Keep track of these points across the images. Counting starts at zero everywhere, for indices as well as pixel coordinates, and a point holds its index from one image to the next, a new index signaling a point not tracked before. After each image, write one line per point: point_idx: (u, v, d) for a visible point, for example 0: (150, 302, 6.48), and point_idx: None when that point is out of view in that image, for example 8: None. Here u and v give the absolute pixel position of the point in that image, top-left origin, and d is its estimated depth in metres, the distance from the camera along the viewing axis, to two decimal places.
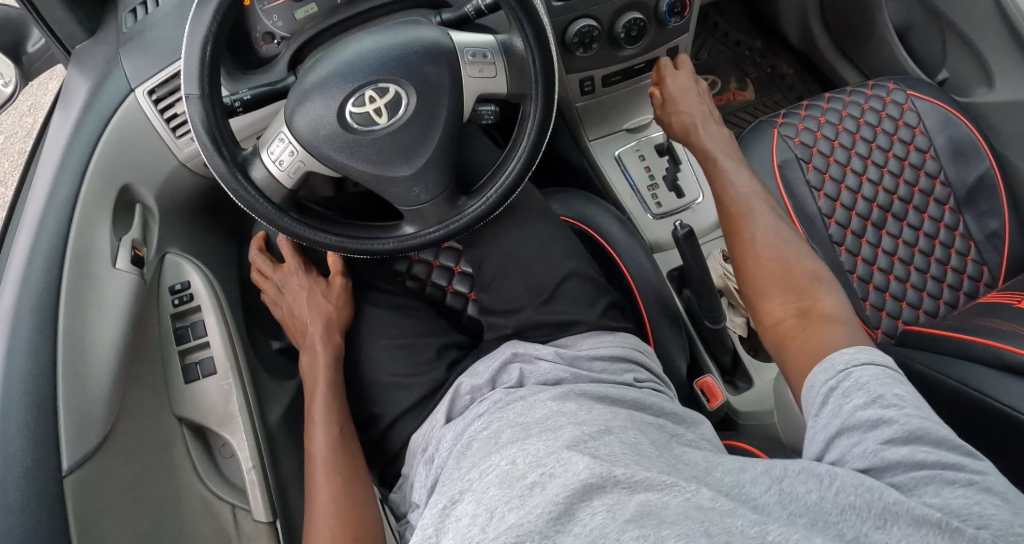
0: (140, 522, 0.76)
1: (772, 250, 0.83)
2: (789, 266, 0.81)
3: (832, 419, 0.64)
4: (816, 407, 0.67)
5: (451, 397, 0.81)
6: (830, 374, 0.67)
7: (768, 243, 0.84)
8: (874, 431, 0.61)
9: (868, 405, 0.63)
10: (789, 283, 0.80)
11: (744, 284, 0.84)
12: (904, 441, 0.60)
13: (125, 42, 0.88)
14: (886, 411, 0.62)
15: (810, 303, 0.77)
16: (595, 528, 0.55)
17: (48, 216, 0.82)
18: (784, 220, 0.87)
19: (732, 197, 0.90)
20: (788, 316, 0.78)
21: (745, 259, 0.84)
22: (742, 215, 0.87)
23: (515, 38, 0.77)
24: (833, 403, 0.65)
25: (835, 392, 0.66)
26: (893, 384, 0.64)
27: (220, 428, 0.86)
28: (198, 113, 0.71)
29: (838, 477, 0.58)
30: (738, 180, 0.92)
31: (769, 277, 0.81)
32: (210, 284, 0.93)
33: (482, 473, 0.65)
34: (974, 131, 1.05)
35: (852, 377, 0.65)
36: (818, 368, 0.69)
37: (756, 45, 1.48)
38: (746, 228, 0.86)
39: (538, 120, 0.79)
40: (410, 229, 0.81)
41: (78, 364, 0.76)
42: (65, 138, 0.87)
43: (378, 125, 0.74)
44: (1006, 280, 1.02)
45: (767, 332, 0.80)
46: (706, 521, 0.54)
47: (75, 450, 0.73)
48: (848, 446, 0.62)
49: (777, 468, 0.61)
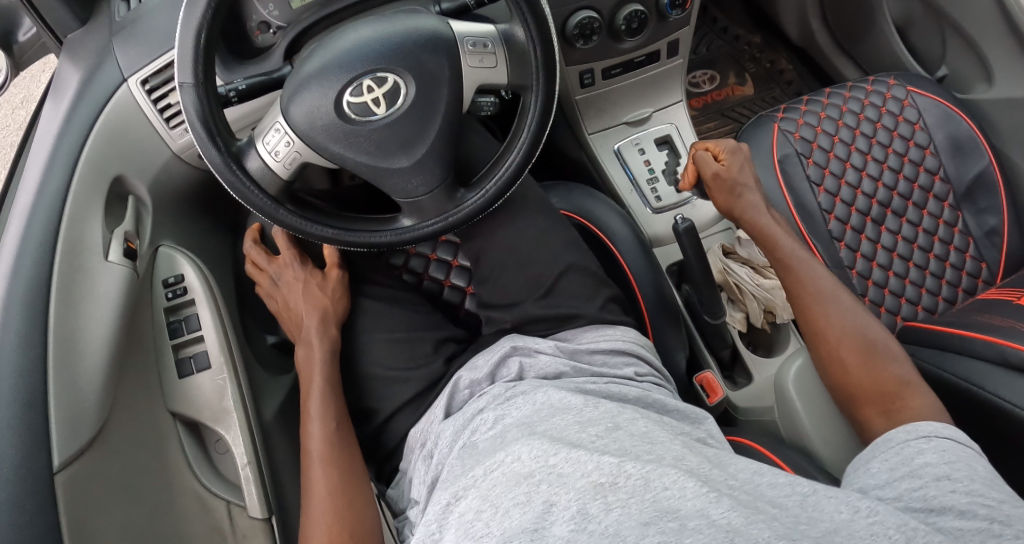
0: (132, 519, 0.75)
1: (857, 355, 0.81)
2: (877, 373, 0.80)
3: (899, 465, 0.68)
4: (888, 453, 0.70)
5: (450, 391, 0.80)
6: (913, 435, 0.71)
7: (853, 345, 0.82)
8: (938, 482, 0.64)
9: (940, 462, 0.66)
10: (880, 391, 0.79)
11: (830, 386, 0.83)
12: (964, 493, 0.62)
13: (118, 32, 0.87)
14: (955, 470, 0.65)
15: (899, 406, 0.77)
16: (611, 527, 0.55)
17: (39, 207, 0.80)
18: (858, 308, 0.85)
19: (809, 293, 0.86)
20: (880, 424, 0.78)
21: (831, 363, 0.82)
22: (819, 311, 0.85)
23: (515, 28, 0.75)
24: (904, 453, 0.69)
25: (908, 447, 0.70)
26: (968, 457, 0.67)
27: (214, 423, 0.85)
28: (192, 102, 0.70)
29: (878, 513, 0.58)
30: (810, 272, 0.88)
31: (859, 387, 0.80)
32: (204, 277, 0.92)
33: (487, 469, 0.64)
34: (975, 128, 1.05)
35: (930, 442, 0.69)
36: (901, 428, 0.72)
37: (755, 39, 1.47)
38: (827, 328, 0.83)
39: (539, 112, 0.78)
40: (408, 222, 0.80)
41: (70, 358, 0.74)
42: (56, 130, 0.85)
43: (376, 115, 0.73)
44: (1004, 277, 1.02)
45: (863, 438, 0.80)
46: (730, 529, 0.54)
47: (66, 447, 0.71)
48: (909, 488, 0.65)
49: (804, 486, 0.61)
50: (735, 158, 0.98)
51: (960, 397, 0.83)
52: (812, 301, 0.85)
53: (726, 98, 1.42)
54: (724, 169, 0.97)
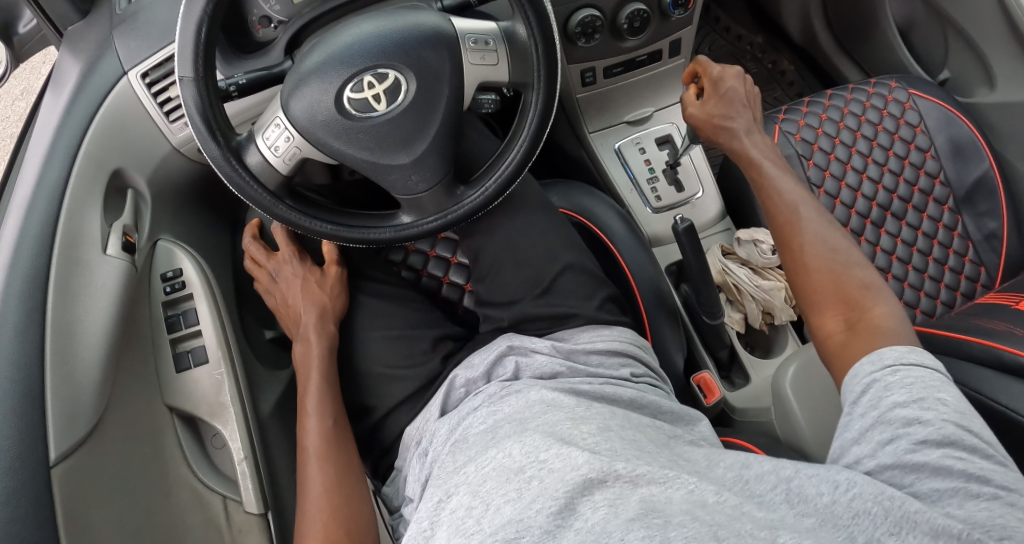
0: (128, 512, 0.75)
1: (822, 262, 0.79)
2: (839, 280, 0.78)
3: (869, 410, 0.65)
4: (855, 393, 0.68)
5: (446, 390, 0.80)
6: (877, 367, 0.68)
7: (818, 255, 0.80)
8: (909, 431, 0.62)
9: (908, 402, 0.64)
10: (842, 298, 0.77)
11: (795, 296, 0.81)
12: (936, 444, 0.61)
13: (118, 24, 0.87)
14: (924, 412, 0.63)
15: (860, 314, 0.75)
16: (597, 525, 0.55)
17: (37, 200, 0.80)
18: (833, 225, 0.83)
19: (784, 202, 0.85)
20: (837, 331, 0.75)
21: (796, 272, 0.81)
22: (790, 224, 0.83)
23: (518, 25, 0.75)
24: (873, 394, 0.66)
25: (875, 385, 0.67)
26: (936, 389, 0.65)
27: (211, 418, 0.85)
28: (192, 96, 0.70)
29: (856, 485, 0.58)
30: (784, 187, 0.86)
31: (820, 295, 0.78)
32: (201, 270, 0.91)
33: (478, 464, 0.64)
34: (975, 132, 1.05)
35: (896, 375, 0.66)
36: (866, 359, 0.70)
37: (757, 40, 1.47)
38: (796, 238, 0.82)
39: (539, 111, 0.77)
40: (406, 219, 0.80)
41: (67, 352, 0.74)
42: (55, 121, 0.85)
43: (376, 112, 0.73)
44: (1003, 281, 1.02)
45: (818, 346, 0.78)
46: (713, 524, 0.54)
47: (63, 441, 0.71)
48: (881, 441, 0.63)
49: (788, 468, 0.61)
50: (715, 89, 0.96)
51: None
52: (787, 214, 0.84)
53: None
54: (705, 108, 0.96)
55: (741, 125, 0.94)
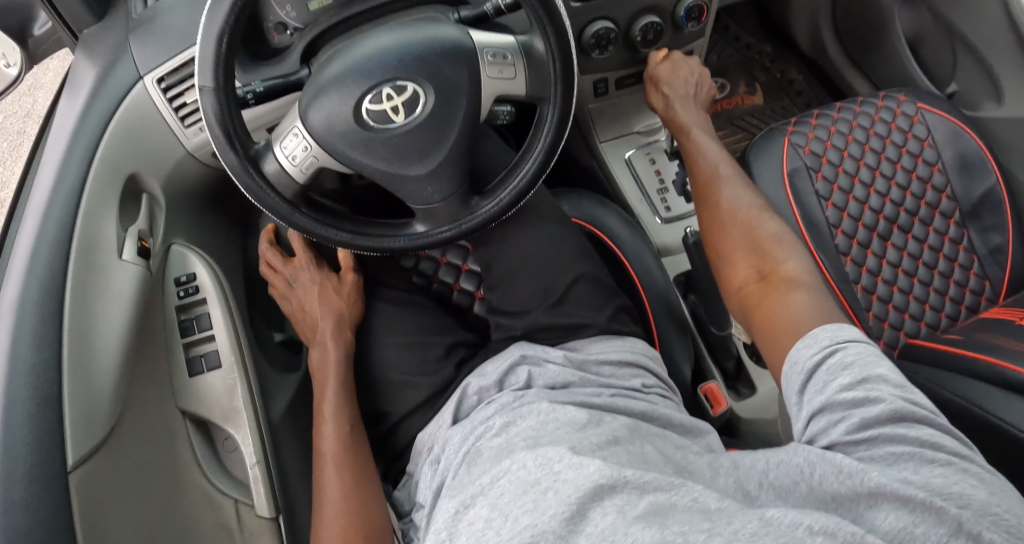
0: (143, 516, 0.75)
1: (737, 216, 0.87)
2: (752, 231, 0.85)
3: (816, 395, 0.65)
4: (798, 381, 0.67)
5: (458, 398, 0.81)
6: (815, 349, 0.68)
7: (734, 210, 0.88)
8: (859, 410, 0.61)
9: (853, 384, 0.63)
10: (755, 247, 0.83)
11: (713, 252, 0.88)
12: (883, 418, 0.60)
13: (135, 29, 0.87)
14: (869, 389, 0.62)
15: (770, 264, 0.81)
16: (607, 527, 0.56)
17: (54, 204, 0.80)
18: (749, 186, 0.90)
19: (710, 163, 0.93)
20: (750, 279, 0.81)
21: (714, 228, 0.88)
22: (712, 184, 0.91)
23: (536, 40, 0.76)
24: (817, 379, 0.66)
25: (820, 367, 0.66)
26: (875, 364, 0.64)
27: (224, 422, 0.86)
28: (211, 105, 0.70)
29: (816, 466, 0.59)
30: (709, 149, 0.95)
31: (736, 246, 0.85)
32: (215, 274, 0.92)
33: (494, 476, 0.65)
34: (982, 147, 1.06)
35: (834, 353, 0.66)
36: (803, 343, 0.70)
37: (767, 49, 1.48)
38: (715, 197, 0.90)
39: (555, 125, 0.78)
40: (421, 228, 0.81)
41: (85, 356, 0.75)
42: (72, 125, 0.85)
43: (395, 123, 0.74)
44: (1007, 296, 1.03)
45: (733, 297, 0.83)
46: (707, 511, 0.57)
47: (80, 446, 0.72)
48: (830, 423, 0.62)
49: (761, 461, 0.63)
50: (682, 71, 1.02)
51: (959, 416, 0.84)
52: (710, 177, 0.92)
53: (736, 106, 1.42)
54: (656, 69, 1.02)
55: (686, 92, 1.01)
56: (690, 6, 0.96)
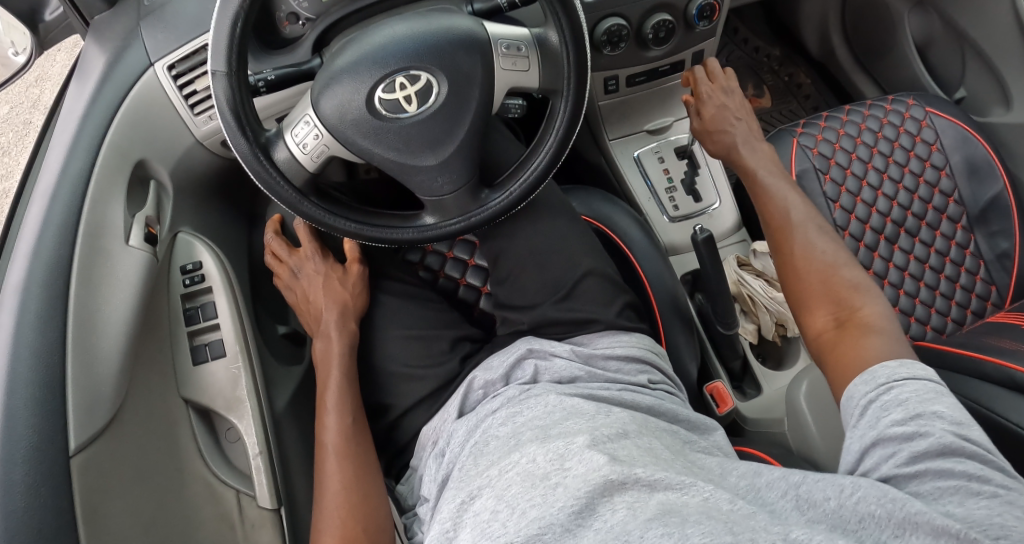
0: (144, 506, 0.75)
1: (813, 262, 0.82)
2: (829, 277, 0.81)
3: (868, 430, 0.64)
4: (854, 418, 0.67)
5: (464, 391, 0.80)
6: (871, 387, 0.68)
7: (807, 255, 0.83)
8: (909, 444, 0.61)
9: (905, 420, 0.63)
10: (832, 295, 0.79)
11: (788, 298, 0.84)
12: (935, 453, 0.60)
13: (145, 16, 0.86)
14: (922, 424, 0.62)
15: (849, 313, 0.77)
16: (617, 525, 0.56)
17: (61, 189, 0.80)
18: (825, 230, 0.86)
19: (778, 202, 0.89)
20: (828, 327, 0.78)
21: (788, 274, 0.84)
22: (783, 228, 0.87)
23: (550, 32, 0.75)
24: (870, 415, 0.66)
25: (873, 405, 0.66)
26: (931, 401, 0.64)
27: (227, 412, 0.85)
28: (223, 90, 0.70)
29: (860, 488, 0.58)
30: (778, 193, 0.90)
31: (812, 291, 0.81)
32: (221, 264, 0.91)
33: (502, 468, 0.65)
34: (991, 151, 1.06)
35: (891, 392, 0.66)
36: (861, 380, 0.69)
37: (775, 52, 1.48)
38: (786, 243, 0.85)
39: (568, 119, 0.78)
40: (430, 220, 0.80)
41: (88, 341, 0.74)
42: (80, 110, 0.85)
43: (406, 113, 0.73)
44: (1013, 301, 1.03)
45: (809, 345, 0.79)
46: (727, 521, 0.55)
47: (82, 431, 0.71)
48: (881, 458, 0.62)
49: (795, 475, 0.62)
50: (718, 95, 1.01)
51: None
52: (781, 222, 0.87)
53: None
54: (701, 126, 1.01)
55: (738, 133, 0.98)
56: (702, 5, 0.97)
